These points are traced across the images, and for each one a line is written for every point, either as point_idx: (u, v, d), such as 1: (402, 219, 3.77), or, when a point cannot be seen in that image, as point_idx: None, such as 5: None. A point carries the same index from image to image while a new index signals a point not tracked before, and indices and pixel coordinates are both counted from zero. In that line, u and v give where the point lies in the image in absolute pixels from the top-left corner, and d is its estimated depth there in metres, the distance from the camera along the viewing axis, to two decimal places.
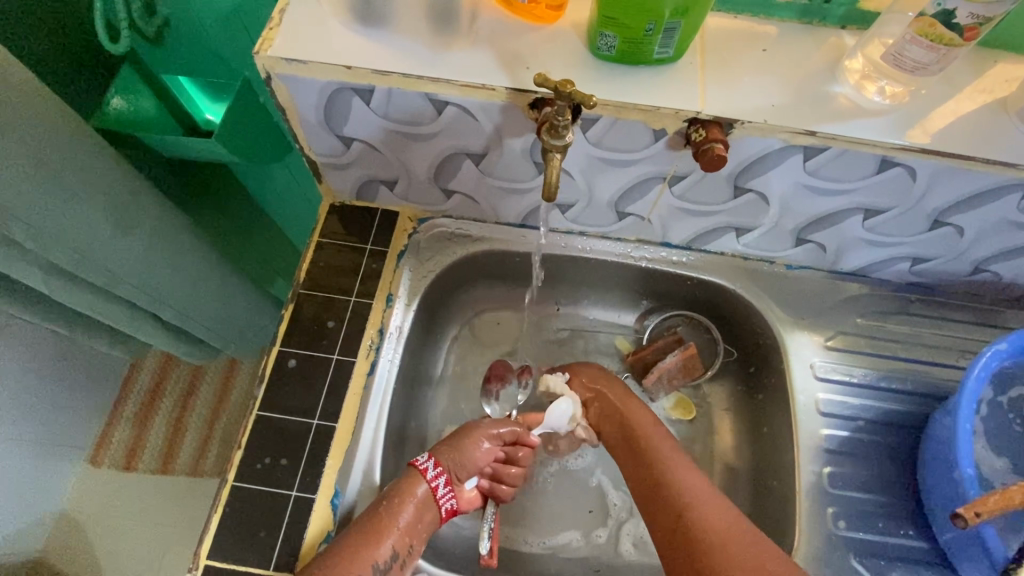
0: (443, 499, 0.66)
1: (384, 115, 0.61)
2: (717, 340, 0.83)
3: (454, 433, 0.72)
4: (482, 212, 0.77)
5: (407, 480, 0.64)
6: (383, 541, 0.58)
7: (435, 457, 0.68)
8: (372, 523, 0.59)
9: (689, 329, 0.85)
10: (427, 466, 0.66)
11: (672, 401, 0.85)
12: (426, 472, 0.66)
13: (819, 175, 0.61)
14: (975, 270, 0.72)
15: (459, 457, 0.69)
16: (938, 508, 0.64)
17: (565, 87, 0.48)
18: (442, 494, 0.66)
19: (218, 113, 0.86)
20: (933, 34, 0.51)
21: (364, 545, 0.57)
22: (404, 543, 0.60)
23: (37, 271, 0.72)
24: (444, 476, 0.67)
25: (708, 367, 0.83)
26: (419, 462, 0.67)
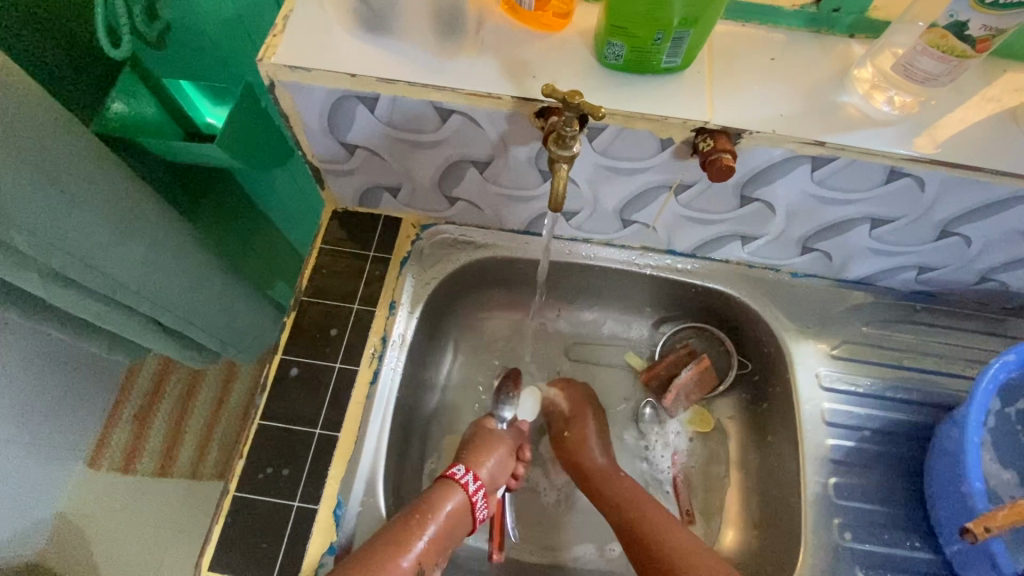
0: (479, 509, 0.66)
1: (389, 122, 0.61)
2: (730, 352, 0.83)
3: (483, 441, 0.72)
4: (486, 219, 0.76)
5: (440, 491, 0.65)
6: (410, 554, 0.58)
7: (474, 469, 0.68)
8: (400, 536, 0.59)
9: (700, 341, 0.85)
10: (466, 478, 0.66)
11: (689, 414, 0.84)
12: (466, 485, 0.66)
13: (827, 185, 0.61)
14: (982, 280, 0.72)
15: (492, 468, 0.70)
16: (945, 521, 0.64)
17: (573, 98, 0.47)
18: (480, 505, 0.66)
19: (218, 117, 0.86)
20: (944, 45, 0.50)
21: (392, 557, 0.57)
22: (428, 556, 0.60)
23: (37, 277, 0.72)
24: (482, 489, 0.67)
25: (721, 380, 0.83)
26: (456, 473, 0.67)
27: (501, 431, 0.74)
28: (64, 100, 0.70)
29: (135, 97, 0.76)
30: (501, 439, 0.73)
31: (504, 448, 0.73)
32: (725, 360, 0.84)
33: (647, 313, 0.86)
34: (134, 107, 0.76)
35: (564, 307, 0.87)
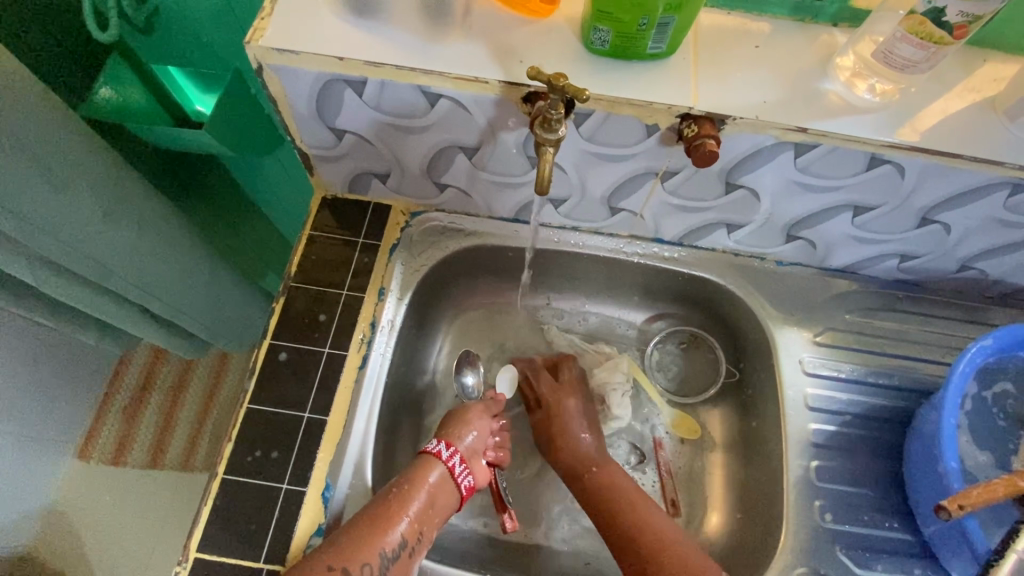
0: (461, 477, 0.65)
1: (377, 107, 0.61)
2: (720, 360, 0.84)
3: (452, 415, 0.71)
4: (475, 206, 0.77)
5: (419, 465, 0.63)
6: (393, 529, 0.57)
7: (446, 439, 0.67)
8: (381, 512, 0.58)
9: (692, 347, 0.86)
10: (439, 449, 0.65)
11: (674, 419, 0.83)
12: (440, 455, 0.64)
13: (810, 172, 0.62)
14: (961, 268, 0.73)
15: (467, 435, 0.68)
16: (923, 501, 0.65)
17: (558, 80, 0.48)
18: (460, 471, 0.64)
19: (208, 104, 0.85)
20: (923, 32, 0.51)
21: (373, 532, 0.56)
22: (413, 531, 0.59)
23: (24, 263, 0.71)
24: (459, 454, 0.65)
25: (710, 385, 0.85)
26: (430, 446, 0.65)
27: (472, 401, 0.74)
28: (52, 82, 0.70)
29: (123, 83, 0.76)
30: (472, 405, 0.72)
31: (481, 411, 0.72)
32: (714, 367, 0.85)
33: (634, 301, 0.87)
34: (122, 93, 0.76)
35: (552, 295, 0.88)
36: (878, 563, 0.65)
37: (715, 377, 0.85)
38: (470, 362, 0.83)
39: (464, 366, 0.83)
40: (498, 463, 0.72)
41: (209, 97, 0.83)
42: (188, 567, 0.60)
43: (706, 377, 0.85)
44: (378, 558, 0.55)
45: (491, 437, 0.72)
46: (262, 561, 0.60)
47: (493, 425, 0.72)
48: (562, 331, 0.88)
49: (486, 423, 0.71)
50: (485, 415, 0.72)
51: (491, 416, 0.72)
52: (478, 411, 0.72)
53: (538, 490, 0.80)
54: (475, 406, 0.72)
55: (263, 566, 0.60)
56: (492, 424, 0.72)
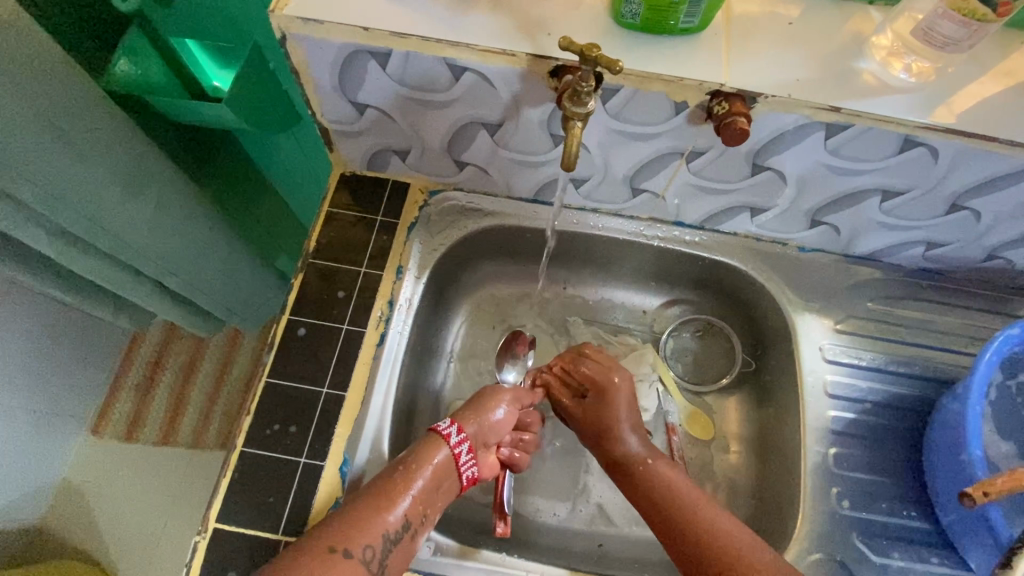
0: (465, 466, 0.63)
1: (400, 80, 0.60)
2: (735, 348, 0.83)
3: (476, 397, 0.69)
4: (494, 186, 0.76)
5: (426, 444, 0.61)
6: (395, 509, 0.56)
7: (458, 422, 0.64)
8: (384, 489, 0.57)
9: (708, 335, 0.86)
10: (450, 431, 0.63)
11: (686, 415, 0.82)
12: (449, 438, 0.62)
13: (840, 154, 0.60)
14: (988, 257, 0.72)
15: (480, 423, 0.66)
16: (944, 491, 0.64)
17: (590, 51, 0.47)
18: (465, 461, 0.62)
19: (226, 80, 0.82)
20: (967, 8, 0.49)
21: (374, 510, 0.55)
22: (416, 512, 0.57)
23: (44, 233, 0.72)
24: (467, 442, 0.63)
25: (724, 374, 0.84)
26: (440, 427, 0.63)
27: (502, 385, 0.72)
28: (72, 51, 0.69)
29: (142, 57, 0.73)
30: (502, 391, 0.70)
31: (508, 400, 0.70)
32: (729, 356, 0.84)
33: (652, 287, 0.86)
34: (141, 68, 0.73)
35: (570, 278, 0.87)
36: (895, 550, 0.64)
37: (730, 365, 0.84)
38: (513, 354, 0.84)
39: (508, 360, 0.83)
40: (510, 462, 0.70)
41: (227, 72, 0.81)
42: (207, 537, 0.60)
43: (719, 366, 0.84)
44: (379, 539, 0.54)
45: (509, 431, 0.70)
46: (280, 533, 0.60)
47: (516, 418, 0.70)
48: (578, 314, 0.88)
49: (512, 413, 0.69)
50: (510, 406, 0.69)
51: (516, 404, 0.70)
52: (504, 399, 0.69)
53: (553, 471, 0.80)
54: (504, 393, 0.70)
55: (281, 538, 0.60)
56: (514, 418, 0.70)
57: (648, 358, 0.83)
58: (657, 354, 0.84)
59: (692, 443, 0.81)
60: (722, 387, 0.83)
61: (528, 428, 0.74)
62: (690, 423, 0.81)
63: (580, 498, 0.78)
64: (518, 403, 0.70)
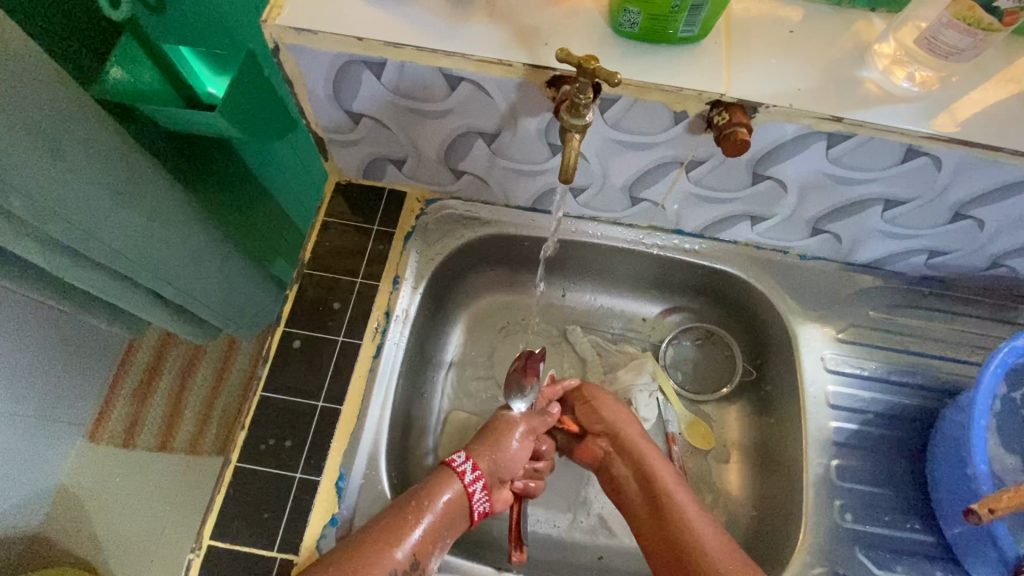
0: (477, 502, 0.63)
1: (395, 89, 0.59)
2: (736, 357, 0.82)
3: (489, 431, 0.69)
4: (491, 195, 0.75)
5: (439, 481, 0.62)
6: (404, 546, 0.56)
7: (473, 458, 0.65)
8: (392, 525, 0.57)
9: (708, 344, 0.85)
10: (465, 468, 0.63)
11: (687, 425, 0.81)
12: (463, 475, 0.63)
13: (842, 164, 0.60)
14: (991, 265, 0.71)
15: (495, 459, 0.66)
16: (947, 504, 0.64)
17: (588, 62, 0.46)
18: (477, 498, 0.62)
19: (220, 86, 0.84)
20: (971, 17, 0.49)
21: (383, 548, 0.55)
22: (425, 548, 0.57)
23: (35, 244, 0.71)
24: (482, 480, 0.63)
25: (724, 383, 0.83)
26: (455, 462, 0.64)
27: (515, 415, 0.71)
28: (59, 59, 0.68)
29: (135, 64, 0.73)
30: (516, 423, 0.70)
31: (522, 431, 0.70)
32: (730, 365, 0.83)
33: (652, 294, 0.85)
34: (133, 74, 0.73)
35: (569, 286, 0.86)
36: (898, 564, 0.64)
37: (730, 374, 0.83)
38: (519, 387, 0.75)
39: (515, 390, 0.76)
40: (525, 492, 0.69)
41: (222, 79, 0.82)
42: (201, 554, 0.59)
43: (719, 375, 0.83)
44: None
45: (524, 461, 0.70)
46: (275, 550, 0.59)
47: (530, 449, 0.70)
48: (578, 323, 0.87)
49: (525, 445, 0.69)
50: (523, 437, 0.70)
51: (531, 434, 0.71)
52: (519, 432, 0.69)
53: (553, 482, 0.79)
54: (518, 424, 0.70)
55: (277, 555, 0.59)
56: (529, 450, 0.70)
57: (647, 367, 0.82)
58: (656, 364, 0.83)
59: (693, 453, 0.80)
60: (723, 396, 0.82)
61: (543, 457, 0.74)
62: (689, 433, 0.80)
63: (580, 508, 0.77)
64: (531, 433, 0.71)
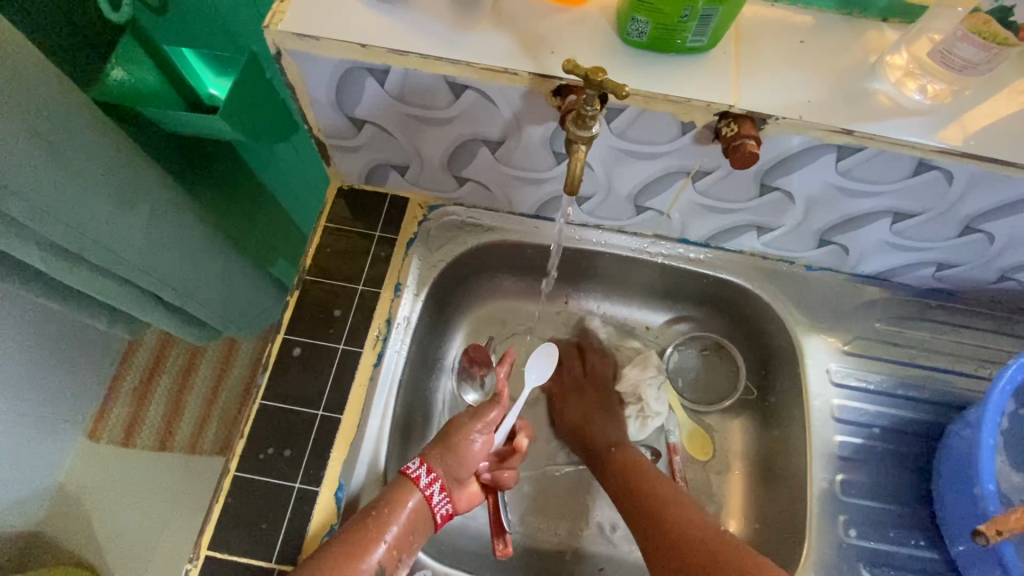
0: (438, 505, 0.60)
1: (398, 96, 0.58)
2: (740, 370, 0.82)
3: (442, 431, 0.65)
4: (495, 201, 0.74)
5: (396, 489, 0.59)
6: (368, 556, 0.54)
7: (428, 462, 0.61)
8: (356, 538, 0.55)
9: (716, 355, 0.84)
10: (419, 473, 0.60)
11: (690, 438, 0.80)
12: (419, 481, 0.59)
13: (851, 176, 0.59)
14: (1000, 278, 0.70)
15: (452, 461, 0.62)
16: (953, 522, 0.63)
17: (596, 75, 0.45)
18: (439, 500, 0.60)
19: (221, 88, 0.83)
20: (986, 31, 0.48)
21: (347, 560, 0.53)
22: (391, 558, 0.56)
23: (35, 249, 0.70)
24: (439, 482, 0.60)
25: (726, 396, 0.82)
26: (409, 469, 0.61)
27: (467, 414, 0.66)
28: (59, 61, 0.66)
29: (135, 64, 0.73)
30: (469, 423, 0.64)
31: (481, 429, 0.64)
32: (733, 381, 0.83)
33: (656, 302, 0.85)
34: (134, 74, 0.73)
35: (572, 293, 0.85)
36: None
37: (733, 388, 0.82)
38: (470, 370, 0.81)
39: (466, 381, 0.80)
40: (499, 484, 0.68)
41: (223, 79, 0.81)
42: (198, 565, 0.59)
43: (721, 388, 0.83)
44: None
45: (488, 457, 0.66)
46: (273, 561, 0.59)
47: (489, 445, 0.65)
48: (580, 330, 0.86)
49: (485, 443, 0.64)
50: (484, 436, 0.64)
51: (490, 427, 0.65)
52: (476, 428, 0.64)
53: (554, 491, 0.78)
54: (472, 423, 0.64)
55: (274, 566, 0.59)
56: (488, 446, 0.64)
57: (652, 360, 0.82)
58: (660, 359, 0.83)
59: (696, 466, 0.79)
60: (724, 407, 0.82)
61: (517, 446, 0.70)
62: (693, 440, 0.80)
63: (579, 517, 0.77)
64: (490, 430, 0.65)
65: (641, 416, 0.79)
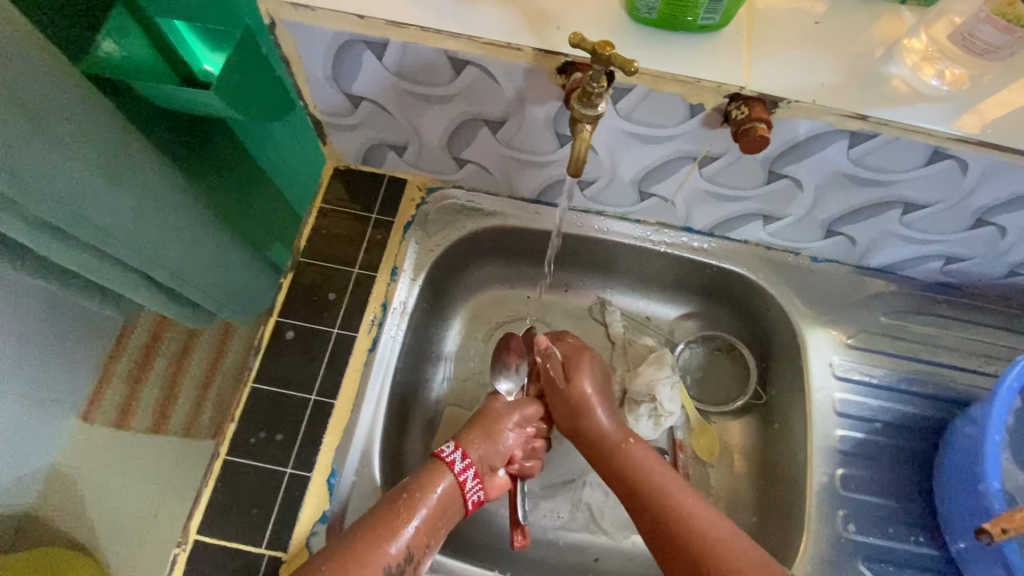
0: (471, 492, 0.61)
1: (397, 72, 0.56)
2: (751, 374, 0.79)
3: (479, 419, 0.67)
4: (495, 184, 0.73)
5: (431, 472, 0.60)
6: (398, 539, 0.54)
7: (463, 447, 0.63)
8: (384, 522, 0.55)
9: (726, 359, 0.81)
10: (454, 458, 0.61)
11: (696, 439, 0.78)
12: (453, 465, 0.61)
13: (862, 164, 0.57)
14: (1009, 273, 0.69)
15: (488, 447, 0.64)
16: (955, 518, 0.62)
17: (603, 49, 0.43)
18: (471, 486, 0.61)
19: (217, 64, 0.78)
20: (1011, 14, 0.45)
21: (377, 543, 0.53)
22: (419, 542, 0.56)
23: (23, 225, 0.69)
24: (473, 468, 0.62)
25: (733, 399, 0.79)
26: (444, 453, 0.62)
27: (506, 404, 0.69)
28: (48, 32, 0.64)
29: (126, 36, 0.70)
30: (506, 413, 0.68)
31: (515, 421, 0.68)
32: (742, 384, 0.80)
33: (658, 293, 0.83)
34: (125, 47, 0.70)
35: (572, 281, 0.83)
36: None
37: (741, 390, 0.80)
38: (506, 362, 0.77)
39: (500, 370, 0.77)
40: (520, 475, 0.68)
41: (218, 54, 0.76)
42: (187, 550, 0.58)
43: (729, 390, 0.80)
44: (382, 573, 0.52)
45: (520, 445, 0.68)
46: (263, 547, 0.58)
47: (523, 434, 0.68)
48: (580, 319, 0.84)
49: (518, 433, 0.68)
50: (517, 428, 0.68)
51: (526, 422, 0.70)
52: (510, 423, 0.67)
53: (550, 482, 0.77)
54: (509, 415, 0.68)
55: (264, 552, 0.58)
56: (521, 437, 0.68)
57: (667, 360, 0.78)
58: (673, 357, 0.80)
59: (694, 458, 0.77)
60: (732, 410, 0.79)
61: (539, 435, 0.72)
62: (694, 438, 0.78)
63: (575, 507, 0.75)
64: (523, 424, 0.69)
65: (654, 415, 0.75)
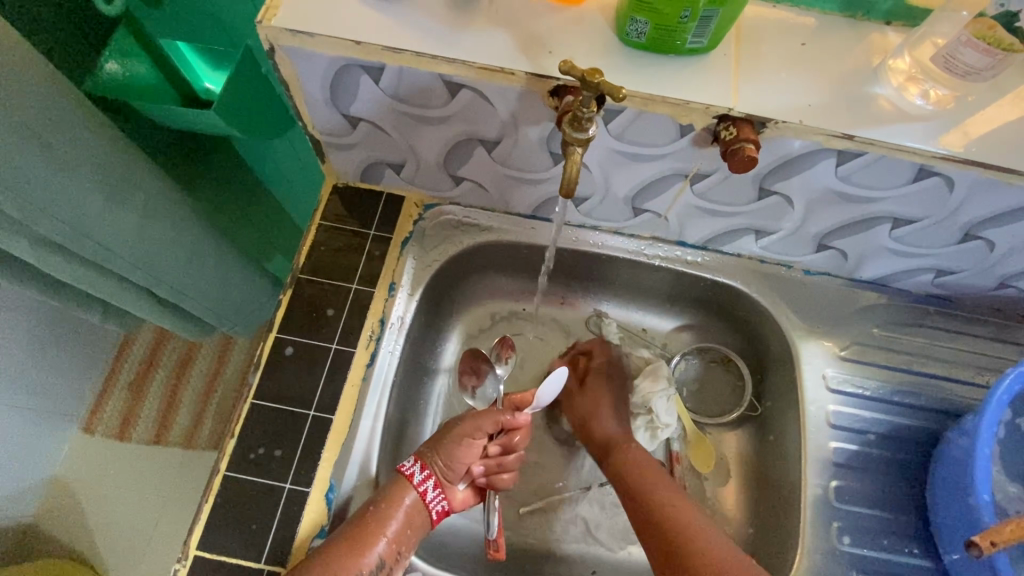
0: (434, 502, 0.61)
1: (394, 94, 0.58)
2: (747, 386, 0.80)
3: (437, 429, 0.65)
4: (492, 201, 0.74)
5: (392, 487, 0.60)
6: (371, 551, 0.56)
7: (422, 459, 0.63)
8: (358, 534, 0.57)
9: (722, 370, 0.82)
10: (413, 471, 0.62)
11: (693, 451, 0.78)
12: (413, 478, 0.61)
13: (851, 182, 0.58)
14: (1000, 285, 0.70)
15: (446, 457, 0.63)
16: (948, 529, 0.63)
17: (592, 76, 0.45)
18: (433, 497, 0.61)
19: (217, 82, 0.81)
20: (991, 37, 0.47)
21: (349, 557, 0.55)
22: (392, 551, 0.58)
23: (25, 243, 0.69)
24: (433, 479, 0.62)
25: (728, 411, 0.80)
26: (403, 467, 0.62)
27: (466, 414, 0.66)
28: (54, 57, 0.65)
29: (132, 59, 0.73)
30: (461, 423, 0.65)
31: (467, 433, 0.64)
32: (737, 396, 0.81)
33: (654, 305, 0.84)
34: (129, 68, 0.73)
35: (568, 294, 0.84)
36: None
37: (737, 402, 0.80)
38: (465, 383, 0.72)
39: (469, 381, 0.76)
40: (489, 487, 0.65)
41: (220, 74, 0.80)
42: (187, 565, 0.58)
43: (724, 402, 0.81)
44: None
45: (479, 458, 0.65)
46: (262, 562, 0.58)
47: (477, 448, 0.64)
48: (576, 332, 0.85)
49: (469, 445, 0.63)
50: (471, 439, 0.64)
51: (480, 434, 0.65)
52: (464, 435, 0.64)
53: (548, 494, 0.77)
54: (464, 426, 0.64)
55: (264, 567, 0.58)
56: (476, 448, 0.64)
57: (662, 371, 0.78)
58: (669, 370, 0.80)
59: (691, 470, 0.78)
60: (728, 422, 0.80)
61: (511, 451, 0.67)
62: (692, 450, 0.78)
63: (572, 520, 0.76)
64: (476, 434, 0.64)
65: (651, 427, 0.76)
